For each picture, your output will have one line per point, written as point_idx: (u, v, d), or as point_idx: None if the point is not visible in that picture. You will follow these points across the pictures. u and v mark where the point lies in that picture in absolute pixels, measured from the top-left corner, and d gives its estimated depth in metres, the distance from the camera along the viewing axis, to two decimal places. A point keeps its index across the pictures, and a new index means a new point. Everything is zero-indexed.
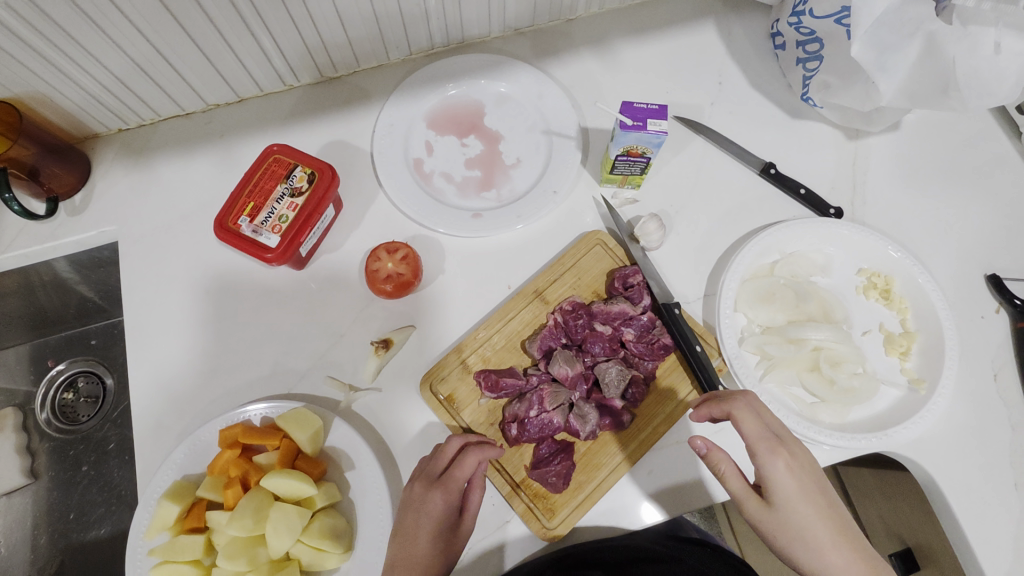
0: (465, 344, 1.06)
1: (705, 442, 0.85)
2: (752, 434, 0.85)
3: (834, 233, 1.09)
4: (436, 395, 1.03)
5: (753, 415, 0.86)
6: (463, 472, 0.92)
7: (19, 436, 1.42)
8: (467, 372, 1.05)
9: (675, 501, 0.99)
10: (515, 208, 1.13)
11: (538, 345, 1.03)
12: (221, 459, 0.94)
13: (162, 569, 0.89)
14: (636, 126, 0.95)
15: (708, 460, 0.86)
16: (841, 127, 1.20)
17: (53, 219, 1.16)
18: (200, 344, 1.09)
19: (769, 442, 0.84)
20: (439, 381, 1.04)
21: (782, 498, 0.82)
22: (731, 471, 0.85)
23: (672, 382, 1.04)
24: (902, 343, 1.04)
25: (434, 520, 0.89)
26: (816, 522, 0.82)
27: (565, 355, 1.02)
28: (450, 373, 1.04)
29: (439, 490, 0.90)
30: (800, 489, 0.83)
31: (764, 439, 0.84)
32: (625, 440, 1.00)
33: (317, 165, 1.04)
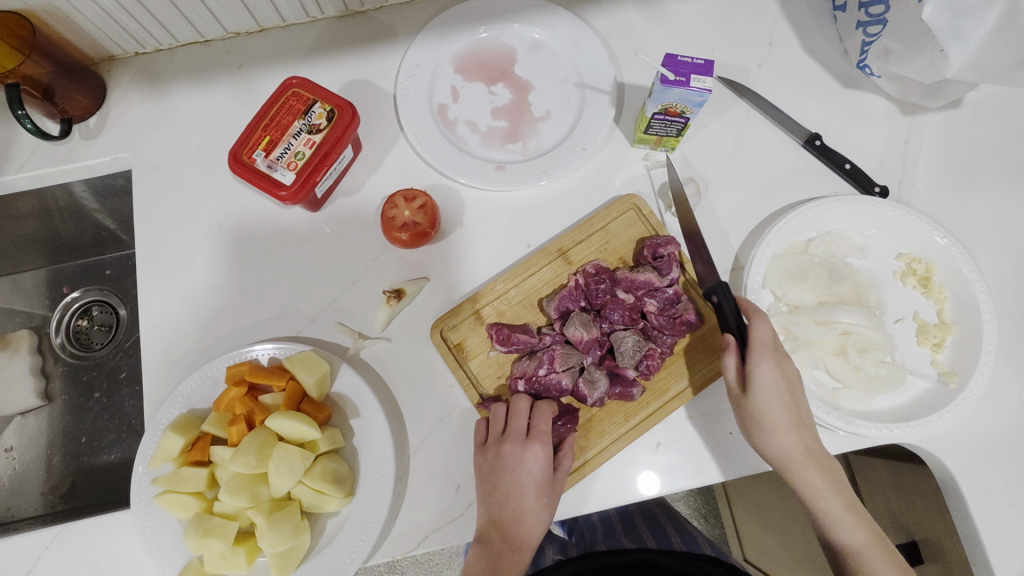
0: (481, 295, 1.03)
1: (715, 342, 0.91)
2: (760, 334, 0.89)
3: (877, 213, 1.03)
4: (446, 342, 1.02)
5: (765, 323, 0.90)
6: (546, 425, 0.94)
7: (34, 359, 1.45)
8: (480, 324, 1.02)
9: (679, 475, 0.97)
10: (540, 162, 1.07)
11: (556, 304, 1.00)
12: (227, 396, 0.94)
13: (164, 498, 0.90)
14: (677, 82, 0.88)
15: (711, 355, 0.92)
16: (896, 100, 1.12)
17: (67, 142, 1.14)
18: (211, 280, 1.08)
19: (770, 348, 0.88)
20: (450, 329, 1.02)
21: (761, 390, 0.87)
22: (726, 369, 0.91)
23: (690, 358, 1.00)
24: (936, 334, 0.99)
25: (535, 471, 0.92)
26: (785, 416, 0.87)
27: (582, 318, 0.99)
28: (463, 322, 1.02)
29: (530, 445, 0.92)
30: (780, 390, 0.87)
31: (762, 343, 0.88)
32: (635, 411, 0.98)
33: (337, 102, 0.99)
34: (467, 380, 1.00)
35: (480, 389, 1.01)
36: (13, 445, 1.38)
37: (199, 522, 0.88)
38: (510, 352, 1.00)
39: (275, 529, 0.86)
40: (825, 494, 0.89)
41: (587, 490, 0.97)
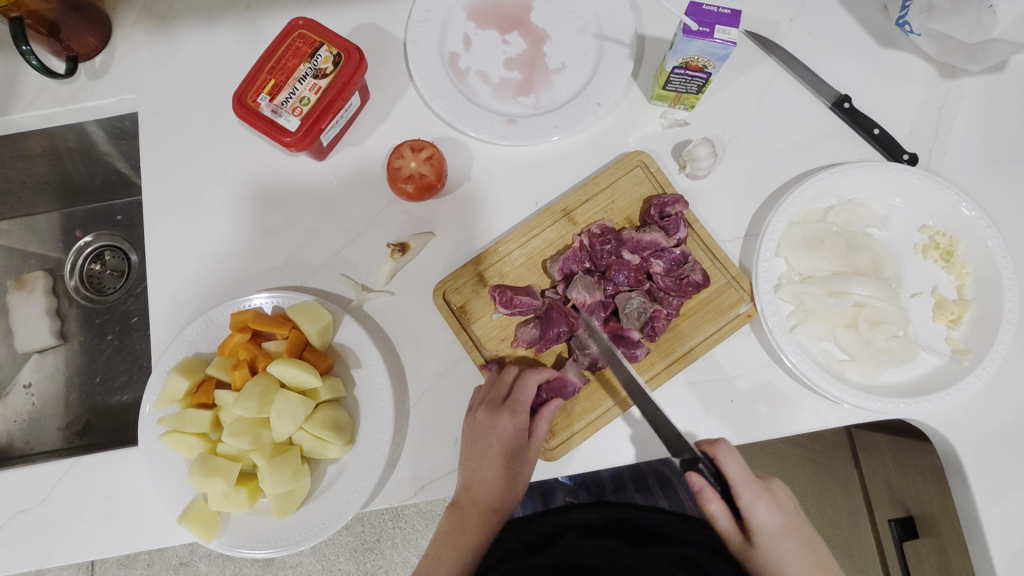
0: (484, 257, 1.01)
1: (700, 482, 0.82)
2: (735, 475, 0.83)
3: (903, 181, 0.98)
4: (449, 304, 1.01)
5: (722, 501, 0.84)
6: (525, 397, 0.92)
7: (49, 300, 1.48)
8: (483, 286, 1.01)
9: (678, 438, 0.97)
10: (553, 117, 1.04)
11: (559, 266, 0.99)
12: (231, 341, 0.95)
13: (170, 437, 0.92)
14: (700, 32, 0.83)
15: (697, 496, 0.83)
16: (935, 61, 1.05)
17: (73, 81, 1.12)
18: (217, 227, 1.07)
19: (751, 486, 0.83)
20: (452, 290, 1.01)
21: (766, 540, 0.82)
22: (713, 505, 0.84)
23: (694, 320, 0.98)
24: (954, 310, 0.95)
25: (502, 439, 0.90)
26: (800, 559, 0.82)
27: (585, 281, 0.97)
28: (466, 283, 1.01)
29: (506, 418, 0.90)
30: (784, 528, 0.83)
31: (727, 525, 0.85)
32: (637, 372, 0.97)
33: (344, 46, 0.95)
34: (469, 341, 1.00)
35: (483, 351, 1.00)
36: (31, 381, 1.43)
37: (203, 462, 0.91)
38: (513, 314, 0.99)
39: (276, 471, 0.88)
40: None
41: (584, 450, 0.97)
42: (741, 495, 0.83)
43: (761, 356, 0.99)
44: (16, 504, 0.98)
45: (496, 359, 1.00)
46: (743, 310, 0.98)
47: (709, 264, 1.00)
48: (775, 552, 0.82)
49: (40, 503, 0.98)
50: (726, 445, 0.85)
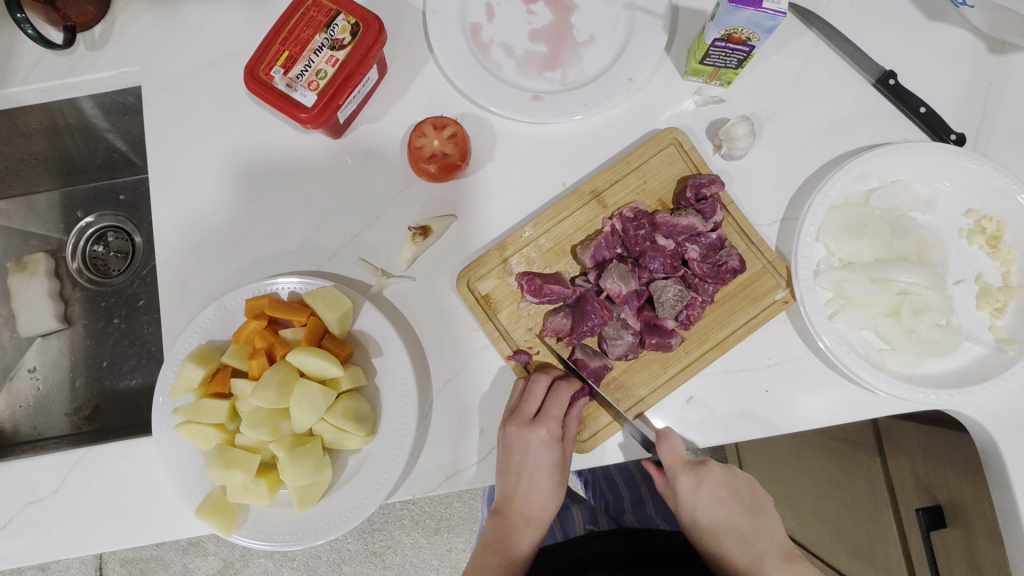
0: (509, 242, 0.97)
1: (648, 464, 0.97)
2: (674, 461, 0.90)
3: (951, 163, 0.93)
4: (474, 293, 0.96)
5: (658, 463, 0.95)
6: (558, 410, 0.91)
7: (51, 283, 1.43)
8: (509, 273, 0.97)
9: (710, 429, 0.94)
10: (581, 93, 0.98)
11: (590, 254, 0.94)
12: (246, 328, 0.91)
13: (186, 428, 0.89)
14: (748, 1, 0.78)
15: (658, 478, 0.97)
16: (985, 36, 0.99)
17: (72, 53, 1.06)
18: (228, 208, 1.02)
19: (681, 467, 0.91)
20: (478, 278, 0.96)
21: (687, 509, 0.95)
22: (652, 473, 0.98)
23: (728, 308, 0.95)
24: (999, 298, 0.92)
25: (541, 452, 0.92)
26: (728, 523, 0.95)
27: (620, 270, 0.92)
28: (491, 270, 0.97)
29: (540, 431, 0.91)
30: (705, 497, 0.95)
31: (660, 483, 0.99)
32: (670, 361, 0.94)
33: (362, 15, 0.89)
34: (495, 330, 0.96)
35: (511, 341, 0.96)
36: (36, 365, 1.39)
37: (221, 454, 0.88)
38: (542, 303, 0.95)
39: (297, 463, 0.85)
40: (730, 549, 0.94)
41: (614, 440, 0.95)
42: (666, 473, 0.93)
43: (795, 344, 0.95)
44: (28, 495, 0.96)
45: (523, 350, 0.96)
46: (779, 296, 0.94)
47: (745, 249, 0.96)
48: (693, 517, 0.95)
49: (52, 494, 0.95)
50: (668, 436, 0.89)
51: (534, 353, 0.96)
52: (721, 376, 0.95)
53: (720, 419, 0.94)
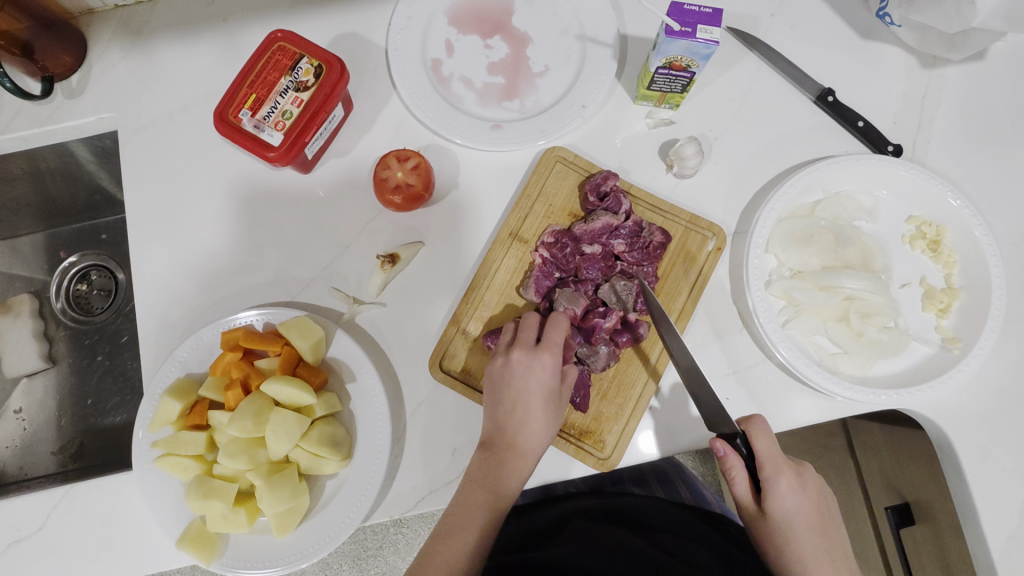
0: (460, 313, 1.00)
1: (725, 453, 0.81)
2: (765, 451, 0.81)
3: (888, 173, 0.99)
4: (449, 373, 0.99)
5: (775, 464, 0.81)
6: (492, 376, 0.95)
7: (36, 323, 1.46)
8: (472, 341, 1.00)
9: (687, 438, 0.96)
10: (538, 121, 1.03)
11: (533, 289, 0.98)
12: (222, 360, 0.94)
13: (165, 460, 0.91)
14: (683, 33, 0.83)
15: (721, 462, 0.82)
16: (917, 52, 1.05)
17: (50, 101, 1.10)
18: (204, 244, 1.06)
19: (780, 464, 0.81)
20: (447, 358, 0.99)
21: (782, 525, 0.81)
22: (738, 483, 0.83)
23: (674, 279, 1.00)
24: (942, 299, 0.96)
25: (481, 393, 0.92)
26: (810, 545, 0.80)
27: (567, 293, 0.96)
28: (457, 348, 1.00)
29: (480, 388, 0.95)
30: (802, 510, 0.81)
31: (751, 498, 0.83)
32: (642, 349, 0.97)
33: (325, 57, 0.94)
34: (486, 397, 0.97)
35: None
36: (22, 406, 1.41)
37: (200, 484, 0.90)
38: None
39: (274, 491, 0.88)
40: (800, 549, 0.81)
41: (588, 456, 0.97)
42: (764, 469, 0.81)
43: (754, 352, 0.99)
44: (11, 534, 0.97)
45: None
46: (711, 246, 1.00)
47: (661, 220, 1.01)
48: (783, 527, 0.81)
49: (36, 531, 0.97)
50: (761, 420, 0.84)
51: None
52: (684, 385, 0.97)
53: (687, 427, 0.96)
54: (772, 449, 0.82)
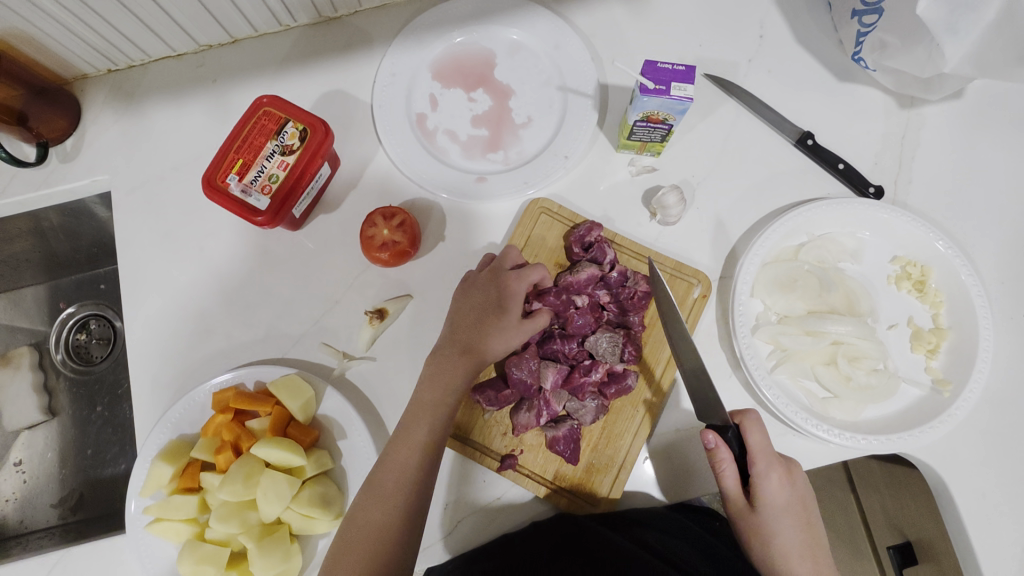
0: None
1: (720, 445, 0.80)
2: (758, 446, 0.82)
3: (870, 215, 0.99)
4: None
5: (766, 459, 0.82)
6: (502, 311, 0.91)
7: (35, 374, 1.47)
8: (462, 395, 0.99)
9: (679, 486, 0.96)
10: (522, 172, 1.05)
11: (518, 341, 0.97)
12: (213, 422, 0.95)
13: (157, 525, 0.92)
14: (657, 90, 0.85)
15: (711, 456, 0.81)
16: (894, 92, 1.07)
17: (45, 165, 1.13)
18: (197, 301, 1.07)
19: (772, 458, 0.83)
20: None
21: (768, 517, 0.82)
22: (729, 477, 0.82)
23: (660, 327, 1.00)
24: (931, 340, 0.96)
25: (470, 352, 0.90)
26: (792, 536, 0.83)
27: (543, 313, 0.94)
28: None
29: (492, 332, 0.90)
30: (788, 504, 0.83)
31: (739, 494, 0.83)
32: (631, 399, 0.97)
33: (309, 121, 0.96)
34: (474, 452, 0.96)
35: (494, 453, 0.97)
36: (21, 458, 1.41)
37: (192, 548, 0.90)
38: (503, 408, 0.97)
39: (265, 555, 0.88)
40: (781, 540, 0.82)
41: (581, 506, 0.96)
42: (756, 464, 0.82)
43: (744, 397, 0.99)
44: None
45: (509, 455, 0.96)
46: (697, 294, 1.00)
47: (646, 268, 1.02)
48: (767, 522, 0.82)
49: None
50: (756, 416, 0.83)
51: (519, 453, 0.97)
52: (677, 432, 0.97)
53: (678, 477, 0.96)
54: (766, 443, 0.83)
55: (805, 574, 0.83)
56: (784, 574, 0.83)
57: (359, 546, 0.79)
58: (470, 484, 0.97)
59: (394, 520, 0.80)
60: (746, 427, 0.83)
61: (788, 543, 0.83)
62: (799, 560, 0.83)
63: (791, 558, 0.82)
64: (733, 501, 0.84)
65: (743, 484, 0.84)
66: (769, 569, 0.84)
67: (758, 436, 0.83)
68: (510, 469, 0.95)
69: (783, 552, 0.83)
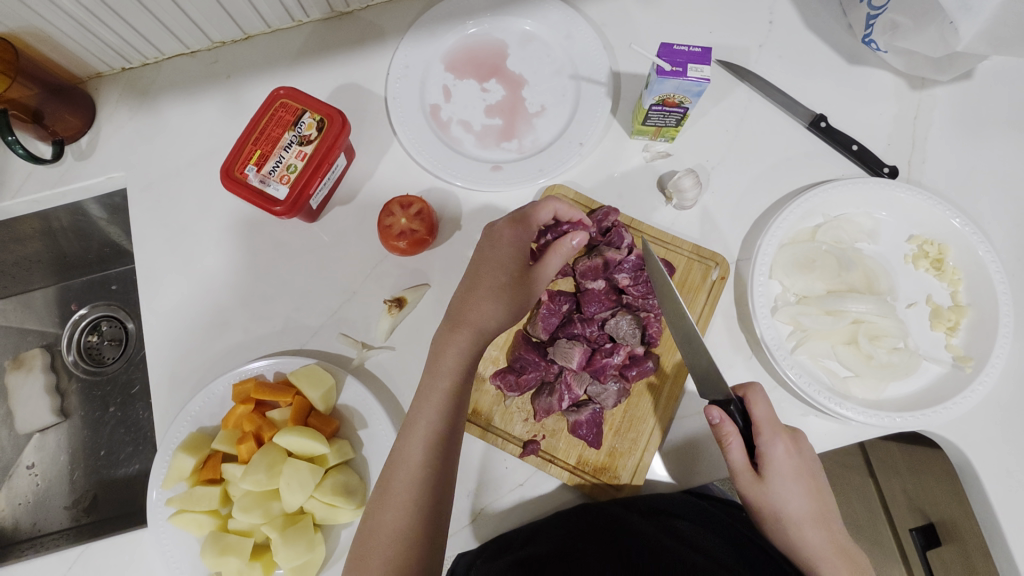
0: None
1: (724, 418, 0.80)
2: (762, 416, 0.83)
3: (887, 195, 1.00)
4: None
5: (769, 428, 0.83)
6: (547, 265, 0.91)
7: (48, 377, 1.47)
8: (482, 381, 0.99)
9: (703, 467, 0.95)
10: (537, 160, 1.05)
11: (541, 326, 0.99)
12: (235, 413, 0.94)
13: (179, 518, 0.91)
14: (674, 72, 0.85)
15: (717, 431, 0.81)
16: (905, 74, 1.07)
17: (60, 164, 1.13)
18: (214, 295, 1.07)
19: (777, 427, 0.83)
20: None
21: (779, 487, 0.82)
22: (736, 452, 0.82)
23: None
24: (950, 318, 0.96)
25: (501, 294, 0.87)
26: (803, 505, 0.83)
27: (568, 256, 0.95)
28: None
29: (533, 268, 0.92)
30: (798, 473, 0.83)
31: (747, 468, 0.82)
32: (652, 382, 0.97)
33: (326, 111, 0.97)
34: (497, 437, 0.96)
35: (516, 439, 0.97)
36: (34, 461, 1.40)
37: (216, 540, 0.90)
38: (524, 393, 0.97)
39: (289, 544, 0.88)
40: (792, 508, 0.82)
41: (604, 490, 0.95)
42: (760, 434, 0.82)
43: (765, 379, 0.99)
44: None
45: (531, 440, 0.96)
46: (716, 276, 1.01)
47: (664, 251, 1.02)
48: (777, 491, 0.82)
49: None
50: (758, 389, 0.84)
51: (541, 439, 0.96)
52: (699, 415, 0.97)
53: (699, 458, 0.95)
54: (771, 415, 0.83)
55: (819, 540, 0.82)
56: (795, 541, 0.83)
57: (375, 550, 0.76)
58: (493, 471, 0.96)
59: (410, 519, 0.76)
60: (750, 399, 0.84)
61: (800, 511, 0.83)
62: (809, 527, 0.83)
63: (805, 524, 0.82)
64: (741, 476, 0.83)
65: (749, 456, 0.84)
66: (781, 536, 0.84)
67: (760, 408, 0.84)
68: (533, 454, 0.95)
69: (795, 519, 0.83)
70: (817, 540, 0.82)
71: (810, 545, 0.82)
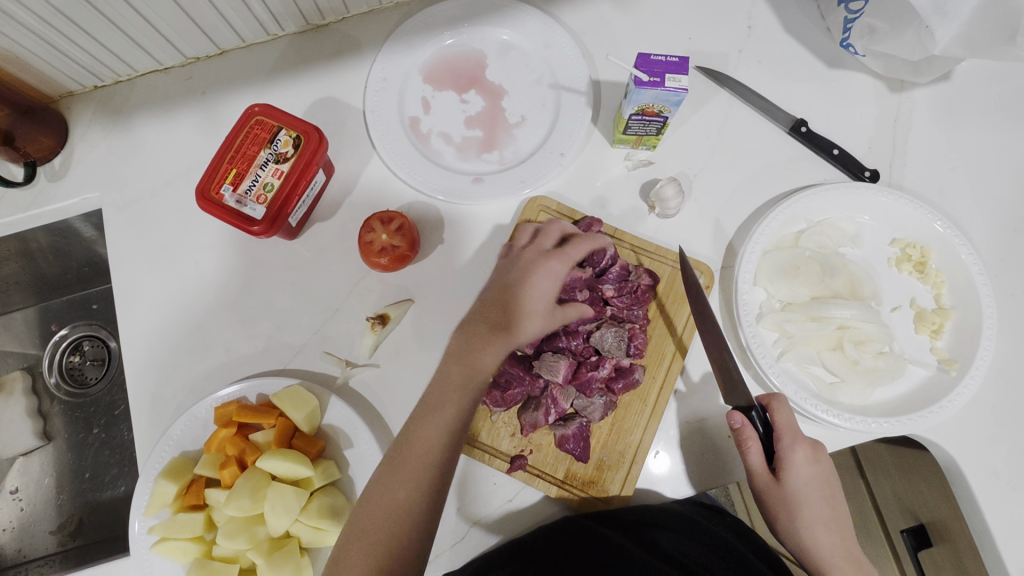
0: None
1: (745, 421, 0.82)
2: (784, 424, 0.84)
3: (869, 199, 1.00)
4: None
5: (792, 434, 0.83)
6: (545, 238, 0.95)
7: (30, 400, 1.43)
8: None
9: (703, 475, 0.95)
10: (518, 172, 1.04)
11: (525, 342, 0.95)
12: (217, 437, 0.93)
13: (162, 546, 0.90)
14: (652, 83, 0.84)
15: (737, 435, 0.83)
16: (884, 77, 1.07)
17: (33, 185, 1.11)
18: (195, 315, 1.06)
19: (798, 434, 0.84)
20: None
21: (796, 492, 0.82)
22: (756, 455, 0.82)
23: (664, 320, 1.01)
24: (935, 320, 0.96)
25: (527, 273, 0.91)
26: (819, 511, 0.82)
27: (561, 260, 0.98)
28: None
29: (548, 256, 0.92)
30: (815, 480, 0.83)
31: (767, 470, 0.83)
32: (639, 395, 0.96)
33: (302, 128, 0.95)
34: (484, 453, 0.95)
35: (503, 454, 0.96)
36: (18, 486, 1.38)
37: (200, 566, 0.89)
38: (510, 408, 0.96)
39: (275, 569, 0.87)
40: (809, 513, 0.82)
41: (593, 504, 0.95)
42: (781, 439, 0.83)
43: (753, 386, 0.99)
44: None
45: (519, 455, 0.95)
46: (700, 285, 1.00)
47: (648, 262, 1.02)
48: (795, 496, 0.82)
49: None
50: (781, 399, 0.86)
51: (528, 453, 0.95)
52: (686, 425, 0.97)
53: (688, 468, 0.95)
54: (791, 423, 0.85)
55: (831, 546, 0.82)
56: (808, 545, 0.82)
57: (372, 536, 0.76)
58: (481, 488, 0.95)
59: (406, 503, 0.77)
60: (774, 409, 0.85)
61: (816, 517, 0.83)
62: (823, 533, 0.82)
63: (822, 530, 0.82)
64: (759, 479, 0.83)
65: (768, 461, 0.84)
66: (794, 542, 0.84)
67: (782, 415, 0.85)
68: (520, 469, 0.94)
69: (809, 525, 0.82)
70: (831, 546, 0.82)
71: (823, 551, 0.82)
